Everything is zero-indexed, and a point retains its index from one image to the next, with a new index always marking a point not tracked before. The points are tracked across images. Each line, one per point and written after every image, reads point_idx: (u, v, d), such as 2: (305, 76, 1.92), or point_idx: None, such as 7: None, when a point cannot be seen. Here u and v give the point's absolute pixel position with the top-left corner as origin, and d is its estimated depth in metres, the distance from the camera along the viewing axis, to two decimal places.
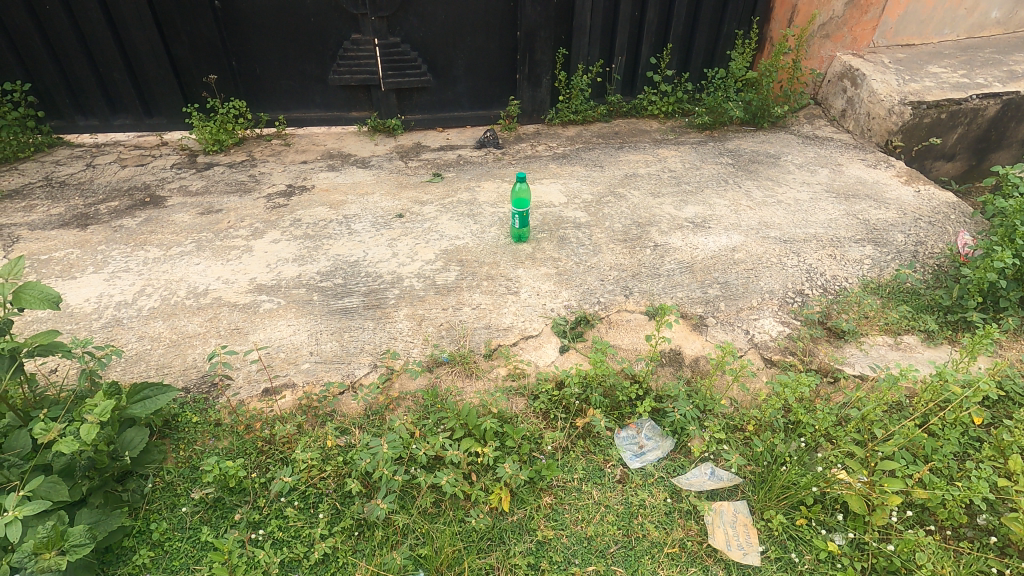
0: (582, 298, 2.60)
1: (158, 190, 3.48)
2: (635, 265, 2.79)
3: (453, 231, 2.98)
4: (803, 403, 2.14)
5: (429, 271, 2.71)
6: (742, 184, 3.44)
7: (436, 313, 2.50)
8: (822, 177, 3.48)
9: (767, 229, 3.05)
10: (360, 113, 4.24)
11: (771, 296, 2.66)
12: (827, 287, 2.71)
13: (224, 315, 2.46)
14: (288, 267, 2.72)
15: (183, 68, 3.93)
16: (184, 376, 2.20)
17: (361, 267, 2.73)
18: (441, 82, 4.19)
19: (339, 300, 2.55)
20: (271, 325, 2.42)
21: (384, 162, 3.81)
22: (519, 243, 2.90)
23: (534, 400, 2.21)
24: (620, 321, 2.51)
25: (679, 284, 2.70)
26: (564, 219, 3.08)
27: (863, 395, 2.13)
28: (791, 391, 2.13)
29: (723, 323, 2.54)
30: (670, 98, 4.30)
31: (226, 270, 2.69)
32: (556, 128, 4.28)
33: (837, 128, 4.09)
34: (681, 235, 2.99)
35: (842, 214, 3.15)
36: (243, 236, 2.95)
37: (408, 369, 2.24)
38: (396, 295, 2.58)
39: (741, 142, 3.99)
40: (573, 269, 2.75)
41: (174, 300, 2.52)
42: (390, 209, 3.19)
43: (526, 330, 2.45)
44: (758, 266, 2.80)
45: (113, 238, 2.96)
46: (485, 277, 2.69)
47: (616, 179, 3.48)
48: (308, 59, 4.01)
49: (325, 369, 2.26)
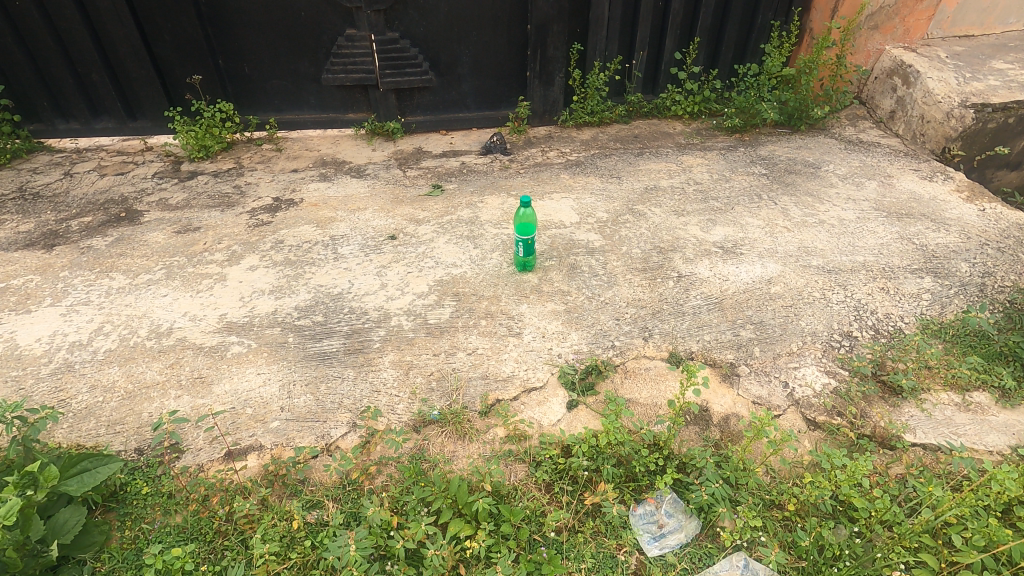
0: (594, 342, 2.26)
1: (136, 204, 3.22)
2: (655, 301, 2.41)
3: (449, 257, 2.62)
4: (859, 487, 1.82)
5: (420, 307, 2.36)
6: (778, 200, 3.03)
7: (425, 360, 2.17)
8: (870, 192, 3.05)
9: (808, 255, 2.64)
10: (358, 115, 3.91)
11: (813, 340, 2.31)
12: (879, 328, 2.35)
13: (188, 359, 2.16)
14: (264, 301, 2.40)
15: (167, 68, 3.64)
16: (139, 437, 1.95)
17: (345, 301, 2.39)
18: (445, 82, 3.84)
19: (317, 343, 2.22)
20: (238, 375, 2.11)
21: (380, 171, 3.50)
22: (523, 272, 2.53)
23: (536, 467, 1.92)
24: (637, 370, 2.19)
25: (707, 324, 2.34)
26: (576, 242, 2.69)
27: (936, 479, 1.83)
28: (850, 481, 1.82)
29: (758, 374, 2.21)
30: (696, 97, 3.90)
31: (194, 304, 2.38)
32: (570, 131, 3.91)
33: (885, 132, 3.66)
34: (709, 263, 2.59)
35: (896, 237, 2.73)
36: (218, 261, 2.64)
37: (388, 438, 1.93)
38: (382, 336, 2.24)
39: (775, 147, 3.59)
40: (584, 305, 2.39)
41: (133, 341, 2.23)
42: (382, 229, 2.86)
43: (528, 381, 2.14)
44: (799, 303, 2.43)
45: (78, 262, 2.69)
46: (484, 315, 2.34)
47: (635, 193, 3.09)
48: (300, 58, 3.68)
49: (298, 430, 1.98)
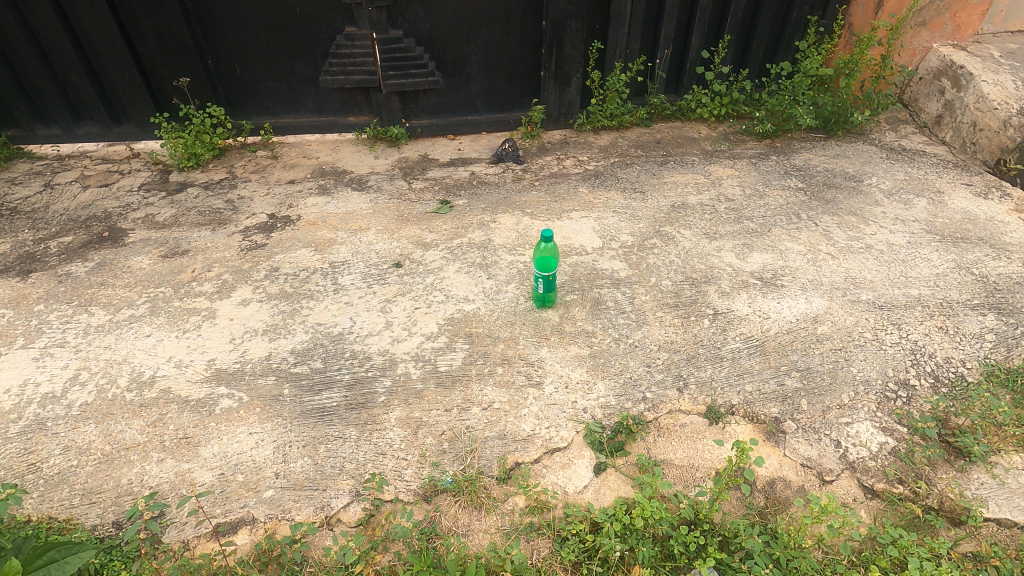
0: (623, 393, 2.03)
1: (120, 221, 2.98)
2: (690, 344, 2.17)
3: (461, 290, 2.38)
4: None
5: (429, 352, 2.13)
6: (818, 219, 2.77)
7: (436, 417, 1.95)
8: (920, 211, 2.79)
9: (857, 288, 2.40)
10: (358, 118, 3.64)
11: (866, 390, 2.07)
12: (939, 375, 2.11)
13: (171, 416, 1.94)
14: (256, 343, 2.17)
15: (152, 69, 3.36)
16: (117, 507, 1.74)
17: (346, 343, 2.16)
18: (452, 83, 3.56)
19: (315, 396, 1.99)
20: (227, 435, 1.89)
21: (383, 183, 3.25)
22: (543, 308, 2.29)
23: (561, 544, 1.69)
24: (672, 427, 1.96)
25: (748, 371, 2.10)
26: (599, 272, 2.45)
27: None
28: None
29: (806, 431, 1.98)
30: (724, 99, 3.62)
31: (180, 347, 2.15)
32: (587, 135, 3.63)
33: (929, 138, 3.38)
34: (747, 297, 2.35)
35: (952, 266, 2.48)
36: (207, 293, 2.41)
37: (397, 520, 1.71)
38: (387, 388, 2.02)
39: (811, 156, 3.31)
40: (611, 349, 2.15)
41: (112, 392, 2.01)
42: (386, 254, 2.62)
43: (550, 441, 1.91)
44: (849, 345, 2.19)
45: (54, 293, 2.46)
46: (500, 361, 2.10)
47: (662, 212, 2.83)
48: (296, 57, 3.40)
49: (294, 500, 1.76)
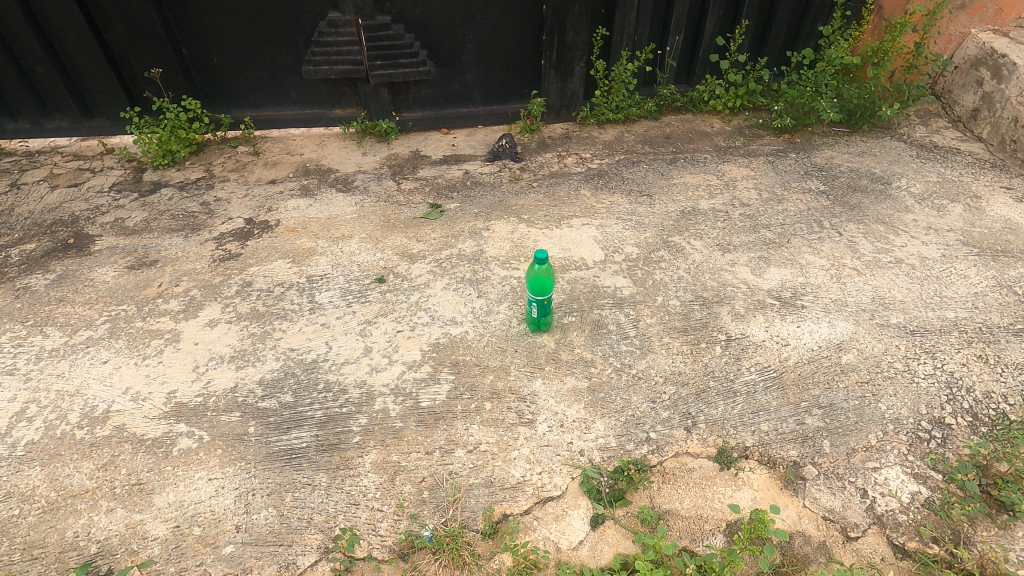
0: (625, 432, 1.83)
1: (87, 226, 2.78)
2: (699, 376, 1.96)
3: (448, 310, 2.17)
4: None
5: (410, 385, 1.93)
6: (842, 228, 2.52)
7: (416, 461, 1.75)
8: (955, 219, 2.54)
9: (885, 309, 2.17)
10: (345, 111, 3.40)
11: (896, 430, 1.85)
12: (978, 413, 1.88)
13: (125, 458, 1.76)
14: (221, 372, 1.98)
15: (122, 59, 3.12)
16: (59, 565, 1.55)
17: (319, 373, 1.97)
18: (446, 73, 3.30)
19: (283, 436, 1.80)
20: (185, 480, 1.71)
21: (370, 183, 3.02)
22: (538, 332, 2.08)
23: None
24: (678, 472, 1.76)
25: (764, 408, 1.89)
26: (601, 290, 2.23)
27: None
28: None
29: (828, 477, 1.76)
30: (739, 91, 3.34)
31: (138, 377, 1.96)
32: (591, 129, 3.37)
33: (964, 133, 3.10)
34: (763, 320, 2.13)
35: (992, 285, 2.24)
36: (172, 312, 2.21)
37: None
38: (363, 427, 1.82)
39: (834, 154, 3.05)
40: (612, 382, 1.94)
41: (61, 429, 1.83)
42: (369, 267, 2.40)
43: (542, 488, 1.72)
44: (877, 377, 1.97)
45: (10, 310, 2.27)
46: (488, 395, 1.90)
47: (671, 219, 2.59)
48: (277, 46, 3.15)
49: (256, 557, 1.57)
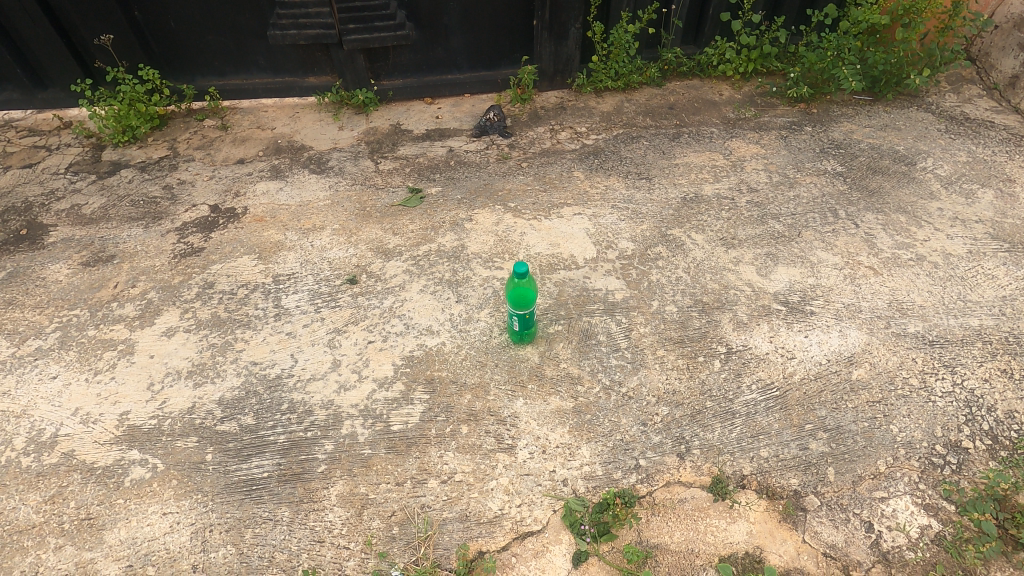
0: (612, 460, 1.68)
1: (41, 214, 2.57)
2: (695, 395, 1.81)
3: (424, 317, 2.00)
4: None
5: (381, 406, 1.78)
6: (860, 218, 2.30)
7: (385, 492, 1.62)
8: (985, 209, 2.30)
9: (902, 317, 1.98)
10: (319, 80, 3.11)
11: (908, 456, 1.69)
12: (999, 436, 1.71)
13: (75, 490, 1.64)
14: (178, 390, 1.83)
15: (68, 24, 2.83)
16: None
17: (283, 392, 1.82)
18: (427, 36, 2.99)
19: (243, 465, 1.67)
20: (138, 516, 1.59)
21: (345, 162, 2.78)
22: (521, 344, 1.92)
23: None
24: (669, 504, 1.61)
25: (765, 432, 1.74)
26: (591, 295, 2.05)
27: None
28: None
29: (833, 509, 1.60)
30: (752, 54, 3.02)
31: (89, 396, 1.83)
32: (587, 98, 3.09)
33: (999, 103, 2.80)
34: (767, 330, 1.95)
35: (1022, 286, 2.04)
36: (128, 319, 2.05)
37: None
38: (328, 455, 1.69)
39: (854, 128, 2.77)
40: (600, 403, 1.79)
41: (7, 457, 1.70)
42: (341, 264, 2.21)
43: (521, 523, 1.58)
44: (890, 396, 1.81)
45: None
46: (465, 418, 1.75)
47: (670, 209, 2.37)
48: (239, 8, 2.84)
49: None
